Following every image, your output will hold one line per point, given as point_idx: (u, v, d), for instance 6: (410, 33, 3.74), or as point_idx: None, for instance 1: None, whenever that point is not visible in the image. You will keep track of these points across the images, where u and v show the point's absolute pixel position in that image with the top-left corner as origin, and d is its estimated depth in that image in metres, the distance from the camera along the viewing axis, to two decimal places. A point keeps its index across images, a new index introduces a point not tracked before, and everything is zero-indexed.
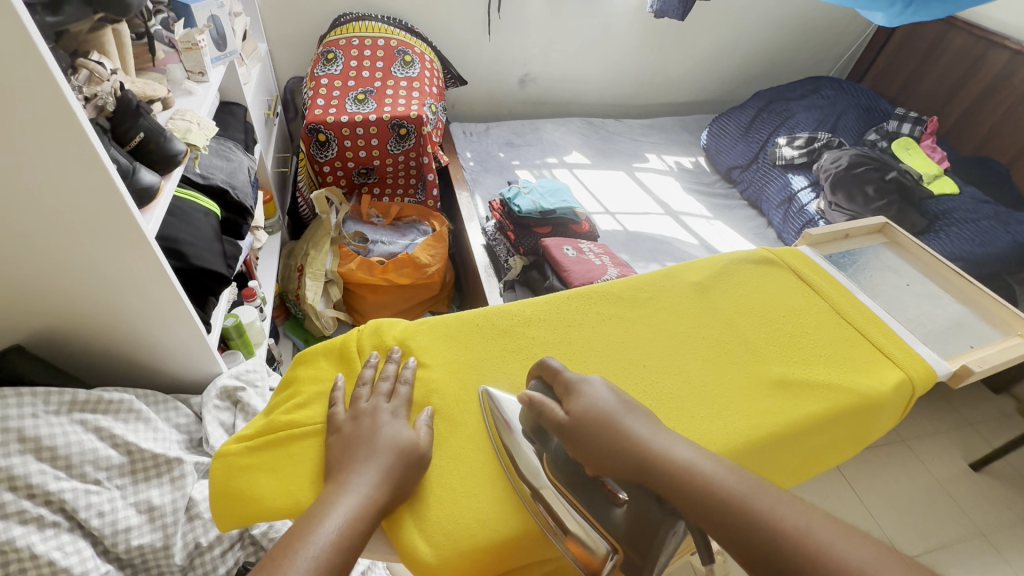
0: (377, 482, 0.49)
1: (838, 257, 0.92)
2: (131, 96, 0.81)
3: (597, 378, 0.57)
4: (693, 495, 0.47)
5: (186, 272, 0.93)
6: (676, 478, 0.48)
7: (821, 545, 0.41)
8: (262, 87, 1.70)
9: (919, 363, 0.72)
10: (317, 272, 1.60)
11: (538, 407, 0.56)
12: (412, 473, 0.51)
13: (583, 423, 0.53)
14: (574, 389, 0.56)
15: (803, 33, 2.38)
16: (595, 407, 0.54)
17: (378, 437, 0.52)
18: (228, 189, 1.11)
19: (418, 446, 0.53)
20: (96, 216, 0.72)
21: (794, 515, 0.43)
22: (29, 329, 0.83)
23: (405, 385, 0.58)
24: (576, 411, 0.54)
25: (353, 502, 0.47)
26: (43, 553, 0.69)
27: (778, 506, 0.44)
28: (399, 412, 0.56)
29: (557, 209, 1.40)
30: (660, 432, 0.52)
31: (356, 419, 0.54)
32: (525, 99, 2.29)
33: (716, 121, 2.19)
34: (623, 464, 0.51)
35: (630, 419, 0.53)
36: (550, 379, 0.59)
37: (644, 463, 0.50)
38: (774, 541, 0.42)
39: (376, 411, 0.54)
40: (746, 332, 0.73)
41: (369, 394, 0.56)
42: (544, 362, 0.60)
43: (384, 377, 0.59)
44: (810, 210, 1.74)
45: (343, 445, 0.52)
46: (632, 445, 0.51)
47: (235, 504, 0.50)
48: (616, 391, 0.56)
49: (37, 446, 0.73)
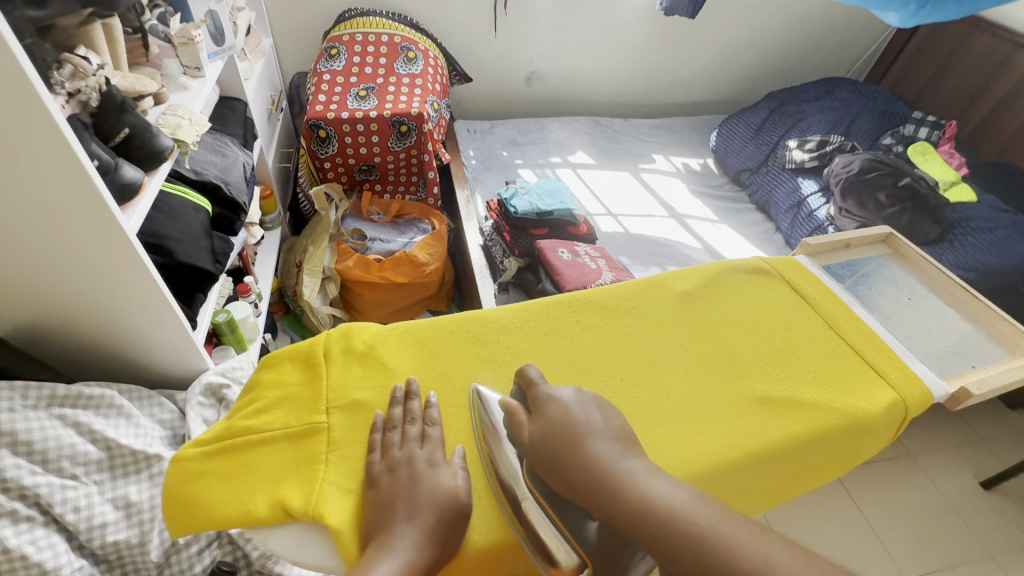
0: (420, 543, 0.45)
1: (837, 269, 0.88)
2: (116, 91, 0.81)
3: (569, 393, 0.54)
4: (654, 530, 0.43)
5: (171, 268, 0.93)
6: (637, 508, 0.44)
7: None
8: (265, 82, 1.70)
9: (914, 383, 0.69)
10: (314, 268, 1.60)
11: (510, 416, 0.53)
12: (454, 530, 0.48)
13: (544, 447, 0.50)
14: (541, 405, 0.53)
15: (820, 33, 2.31)
16: (560, 426, 0.51)
17: (418, 491, 0.49)
18: (221, 185, 1.11)
19: (458, 495, 0.50)
20: (74, 212, 0.72)
21: (761, 552, 0.40)
22: (15, 323, 0.84)
23: (436, 427, 0.55)
24: (536, 433, 0.51)
25: (392, 566, 0.43)
26: (16, 547, 0.70)
27: (743, 540, 0.41)
28: (437, 456, 0.53)
29: (555, 210, 1.38)
30: (625, 455, 0.49)
31: (393, 471, 0.50)
32: (532, 97, 2.27)
33: (726, 122, 2.14)
34: (582, 494, 0.47)
35: (595, 439, 0.49)
36: (527, 387, 0.56)
37: (605, 492, 0.46)
38: None
39: (413, 460, 0.51)
40: (732, 346, 0.70)
41: (400, 440, 0.52)
42: (523, 370, 0.57)
43: (411, 418, 0.55)
44: (819, 215, 1.69)
45: (380, 499, 0.48)
46: (594, 471, 0.47)
47: (186, 513, 0.49)
48: (583, 407, 0.53)
49: (14, 440, 0.74)
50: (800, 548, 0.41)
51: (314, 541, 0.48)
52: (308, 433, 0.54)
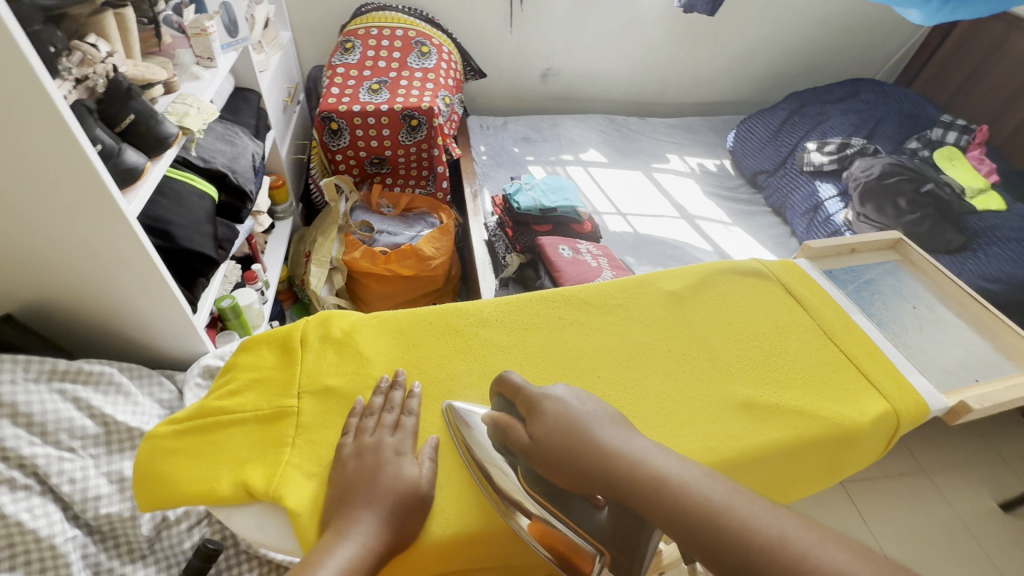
0: (378, 529, 0.46)
1: (839, 274, 0.85)
2: (123, 78, 0.83)
3: (561, 389, 0.53)
4: (669, 509, 0.42)
5: (173, 252, 0.95)
6: (649, 488, 0.44)
7: (797, 556, 0.37)
8: (282, 74, 1.73)
9: (909, 394, 0.66)
10: (323, 259, 1.63)
11: (502, 427, 0.51)
12: (413, 517, 0.48)
13: (548, 446, 0.49)
14: (538, 409, 0.51)
15: (847, 33, 2.24)
16: (562, 419, 0.50)
17: (381, 479, 0.49)
18: (228, 173, 1.13)
19: (422, 485, 0.50)
20: (77, 194, 0.74)
21: (774, 525, 0.40)
22: (23, 300, 0.87)
23: (411, 417, 0.55)
24: (540, 432, 0.49)
25: (349, 551, 0.44)
26: (12, 513, 0.73)
27: (755, 514, 0.41)
28: (405, 446, 0.52)
29: (558, 207, 1.39)
30: (632, 439, 0.48)
31: (360, 455, 0.51)
32: (547, 94, 2.25)
33: (744, 123, 2.10)
34: (595, 481, 0.46)
35: (600, 428, 0.49)
36: (512, 397, 0.55)
37: (616, 476, 0.45)
38: (748, 553, 0.38)
39: (379, 447, 0.51)
40: (717, 349, 0.68)
41: (373, 426, 0.53)
42: (505, 378, 0.56)
43: (390, 407, 0.55)
44: (837, 220, 1.64)
45: (341, 485, 0.49)
46: (601, 456, 0.47)
47: (154, 487, 0.51)
48: (579, 400, 0.52)
49: (14, 412, 0.78)
50: (812, 521, 0.40)
51: (273, 522, 0.49)
52: (278, 416, 0.55)
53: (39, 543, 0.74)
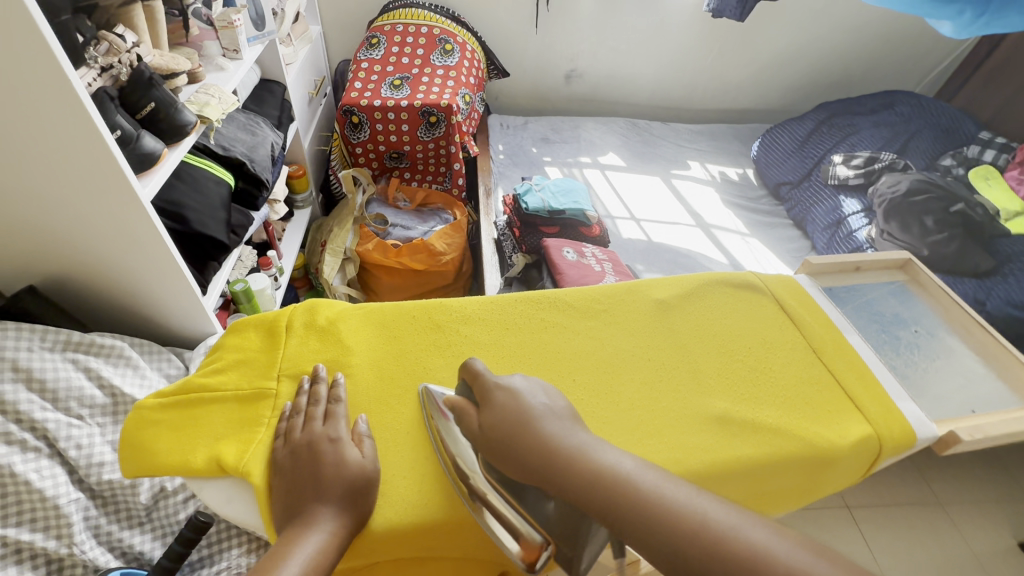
0: (340, 515, 0.49)
1: (841, 293, 0.82)
2: (146, 68, 0.88)
3: (517, 380, 0.55)
4: (606, 496, 0.45)
5: (188, 235, 1.00)
6: (588, 477, 0.46)
7: (718, 536, 0.41)
8: (310, 67, 1.78)
9: (894, 421, 0.63)
10: (337, 249, 1.67)
11: (459, 413, 0.53)
12: (365, 499, 0.51)
13: (499, 434, 0.51)
14: (489, 398, 0.53)
15: (886, 43, 2.16)
16: (511, 416, 0.51)
17: (323, 468, 0.51)
18: (246, 162, 1.18)
19: (367, 467, 0.52)
20: (95, 174, 0.80)
21: (696, 511, 0.43)
22: (47, 273, 0.95)
23: (340, 404, 0.56)
24: (489, 423, 0.51)
25: (318, 540, 0.47)
26: (21, 472, 0.78)
27: (680, 499, 0.44)
28: (339, 431, 0.54)
29: (566, 209, 1.41)
30: (577, 432, 0.51)
31: (294, 453, 0.52)
32: (571, 95, 2.24)
33: (771, 131, 2.04)
34: (538, 475, 0.48)
35: (547, 421, 0.51)
36: (471, 381, 0.56)
37: (558, 467, 0.48)
38: (674, 541, 0.42)
39: (312, 440, 0.53)
40: (698, 361, 0.68)
41: (301, 424, 0.55)
42: (469, 365, 0.57)
43: (314, 400, 0.57)
44: (859, 237, 1.58)
45: (286, 476, 0.51)
46: (544, 450, 0.49)
47: (137, 455, 0.54)
48: (530, 393, 0.54)
49: (29, 376, 0.83)
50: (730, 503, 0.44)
51: (241, 497, 0.52)
52: (256, 397, 0.58)
53: (45, 502, 0.79)
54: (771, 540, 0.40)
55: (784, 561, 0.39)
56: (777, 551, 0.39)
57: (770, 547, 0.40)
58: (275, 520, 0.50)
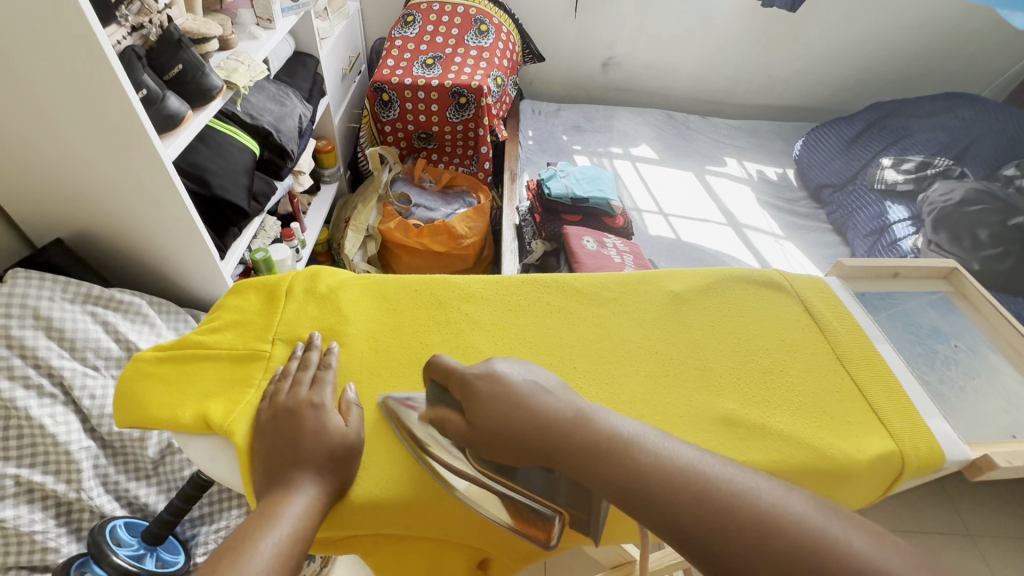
0: (321, 481, 0.48)
1: (874, 299, 0.76)
2: (176, 29, 0.88)
3: (501, 365, 0.52)
4: (609, 464, 0.44)
5: (209, 199, 1.01)
6: (589, 444, 0.45)
7: (726, 497, 0.39)
8: (345, 42, 1.78)
9: (919, 439, 0.58)
10: (359, 226, 1.69)
11: (440, 422, 0.51)
12: (347, 469, 0.50)
13: (484, 426, 0.48)
14: (472, 393, 0.50)
15: (952, 41, 2.01)
16: (495, 401, 0.49)
17: (304, 433, 0.50)
18: (273, 132, 1.19)
19: (350, 436, 0.51)
20: (120, 131, 0.81)
21: (704, 476, 0.41)
22: (75, 228, 0.99)
23: (329, 371, 0.56)
24: (478, 418, 0.48)
25: (300, 504, 0.46)
26: (36, 416, 0.81)
27: (686, 462, 0.43)
28: (323, 397, 0.53)
29: (590, 198, 1.38)
30: (577, 402, 0.49)
31: (276, 416, 0.52)
32: (607, 84, 2.18)
33: (816, 131, 1.94)
34: (539, 452, 0.46)
35: (540, 395, 0.49)
36: (444, 381, 0.53)
37: (556, 437, 0.46)
38: (677, 505, 0.40)
39: (296, 404, 0.52)
40: (710, 357, 0.64)
41: (289, 386, 0.54)
42: (437, 361, 0.53)
43: (305, 366, 0.56)
44: (904, 246, 1.47)
45: (267, 439, 0.51)
46: (541, 422, 0.47)
47: (130, 406, 0.55)
48: (518, 373, 0.51)
49: (48, 325, 0.87)
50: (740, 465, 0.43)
51: (224, 455, 0.53)
52: (250, 357, 0.58)
53: (56, 447, 0.82)
54: (776, 492, 0.39)
55: (796, 513, 0.38)
56: (789, 506, 0.38)
57: (782, 505, 0.38)
58: (256, 483, 0.49)
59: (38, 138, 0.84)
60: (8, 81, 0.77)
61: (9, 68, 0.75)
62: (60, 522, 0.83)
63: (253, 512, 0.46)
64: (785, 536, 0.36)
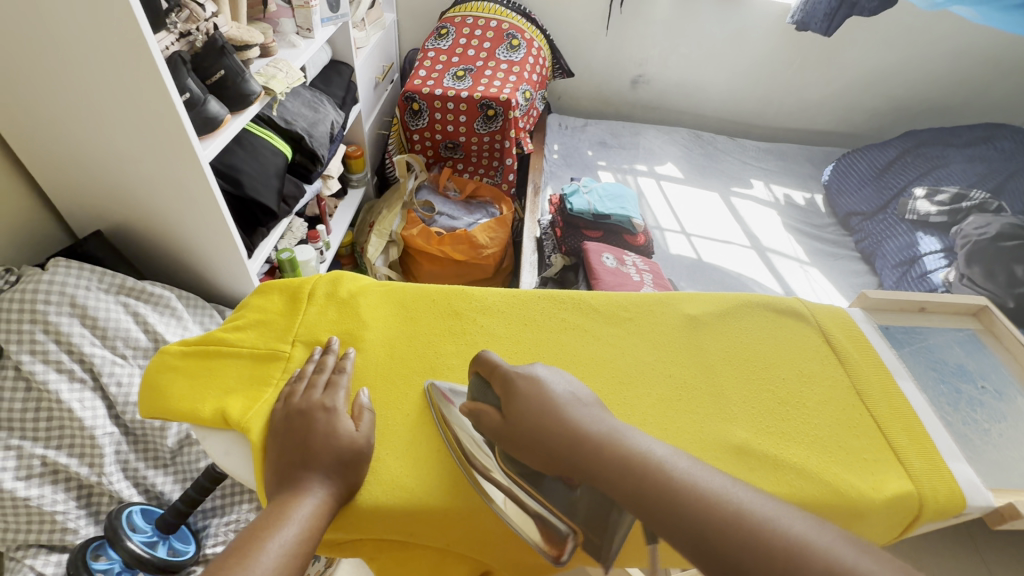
0: (330, 484, 0.49)
1: (898, 333, 0.74)
2: (221, 37, 0.92)
3: (540, 370, 0.54)
4: (637, 484, 0.45)
5: (241, 200, 1.05)
6: (621, 461, 0.46)
7: (754, 526, 0.40)
8: (380, 52, 1.83)
9: (940, 483, 0.57)
10: (383, 230, 1.71)
11: (478, 414, 0.52)
12: (356, 472, 0.51)
13: (524, 426, 0.50)
14: (512, 389, 0.52)
15: (995, 71, 1.96)
16: (536, 403, 0.50)
17: (314, 435, 0.51)
18: (305, 136, 1.22)
19: (359, 441, 0.52)
20: (162, 132, 0.85)
21: (732, 504, 0.42)
22: (114, 222, 1.03)
23: (343, 376, 0.57)
24: (513, 414, 0.50)
25: (308, 506, 0.47)
26: (66, 400, 0.85)
27: (716, 488, 0.43)
28: (336, 401, 0.54)
29: (612, 214, 1.39)
30: (607, 420, 0.50)
31: (288, 416, 0.53)
32: (635, 101, 2.19)
33: (846, 156, 1.91)
34: (569, 463, 0.47)
35: (576, 407, 0.50)
36: (488, 376, 0.55)
37: (588, 450, 0.47)
38: (707, 529, 0.41)
39: (309, 408, 0.53)
40: (725, 384, 0.63)
41: (304, 389, 0.56)
42: (483, 357, 0.56)
43: (322, 369, 0.58)
44: (935, 279, 1.43)
45: (279, 439, 0.52)
46: (572, 436, 0.48)
47: (153, 397, 0.58)
48: (555, 381, 0.53)
49: (83, 313, 0.91)
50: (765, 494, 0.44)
51: (238, 452, 0.55)
52: (270, 357, 0.60)
53: (82, 431, 0.86)
54: (809, 529, 0.40)
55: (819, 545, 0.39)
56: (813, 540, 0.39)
57: (810, 537, 0.39)
58: (266, 483, 0.51)
59: (87, 136, 0.89)
60: (64, 83, 0.82)
61: (66, 71, 0.80)
62: (81, 504, 0.87)
63: (263, 512, 0.48)
64: (810, 567, 0.38)
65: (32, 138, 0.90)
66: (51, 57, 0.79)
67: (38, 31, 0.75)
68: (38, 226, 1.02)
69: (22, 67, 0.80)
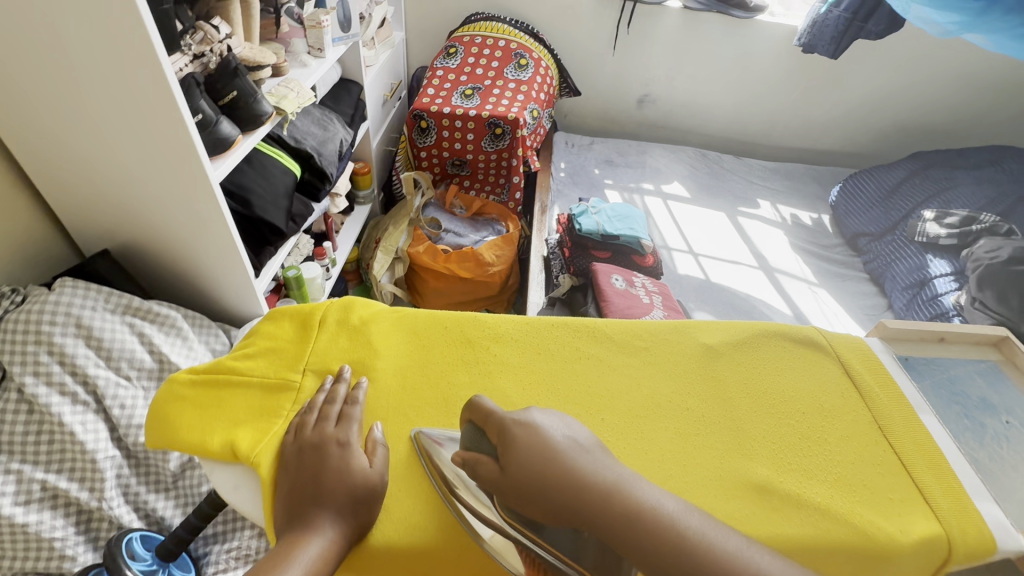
0: (342, 524, 0.47)
1: (919, 364, 0.72)
2: (234, 58, 0.93)
3: (537, 415, 0.50)
4: (648, 536, 0.43)
5: (249, 219, 1.04)
6: (629, 510, 0.44)
7: None
8: (388, 70, 1.84)
9: (970, 524, 0.54)
10: (389, 247, 1.71)
11: (473, 463, 0.49)
12: (367, 511, 0.49)
13: (524, 476, 0.46)
14: (509, 437, 0.48)
15: (1000, 95, 1.97)
16: (536, 451, 0.47)
17: (326, 472, 0.50)
18: (314, 155, 1.22)
19: (373, 478, 0.50)
20: (174, 153, 0.85)
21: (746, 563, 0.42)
22: (121, 240, 1.03)
23: (355, 407, 0.56)
24: (511, 464, 0.47)
25: (318, 546, 0.46)
26: (68, 422, 0.84)
27: (729, 547, 0.43)
28: (350, 436, 0.53)
29: (621, 235, 1.39)
30: (612, 466, 0.48)
31: (301, 450, 0.52)
32: (641, 120, 2.19)
33: (854, 177, 1.91)
34: (571, 511, 0.45)
35: (578, 454, 0.47)
36: (482, 423, 0.51)
37: (596, 499, 0.45)
38: None
39: (322, 441, 0.52)
40: (743, 419, 0.62)
41: (315, 421, 0.54)
42: (477, 403, 0.52)
43: (332, 400, 0.56)
44: (946, 302, 1.41)
45: (290, 475, 0.51)
46: (576, 485, 0.45)
47: (161, 428, 0.57)
48: (554, 425, 0.49)
49: (88, 334, 0.90)
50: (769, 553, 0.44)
51: (247, 487, 0.53)
52: (280, 387, 0.59)
53: (83, 454, 0.84)
54: None
55: None
56: None
57: None
58: (276, 520, 0.49)
59: (97, 156, 0.89)
60: (76, 103, 0.82)
61: (78, 92, 0.80)
62: (80, 530, 0.85)
63: (271, 549, 0.46)
64: None
65: (42, 157, 0.90)
66: (64, 78, 0.79)
67: (54, 53, 0.76)
68: (44, 242, 1.01)
69: (35, 88, 0.80)
